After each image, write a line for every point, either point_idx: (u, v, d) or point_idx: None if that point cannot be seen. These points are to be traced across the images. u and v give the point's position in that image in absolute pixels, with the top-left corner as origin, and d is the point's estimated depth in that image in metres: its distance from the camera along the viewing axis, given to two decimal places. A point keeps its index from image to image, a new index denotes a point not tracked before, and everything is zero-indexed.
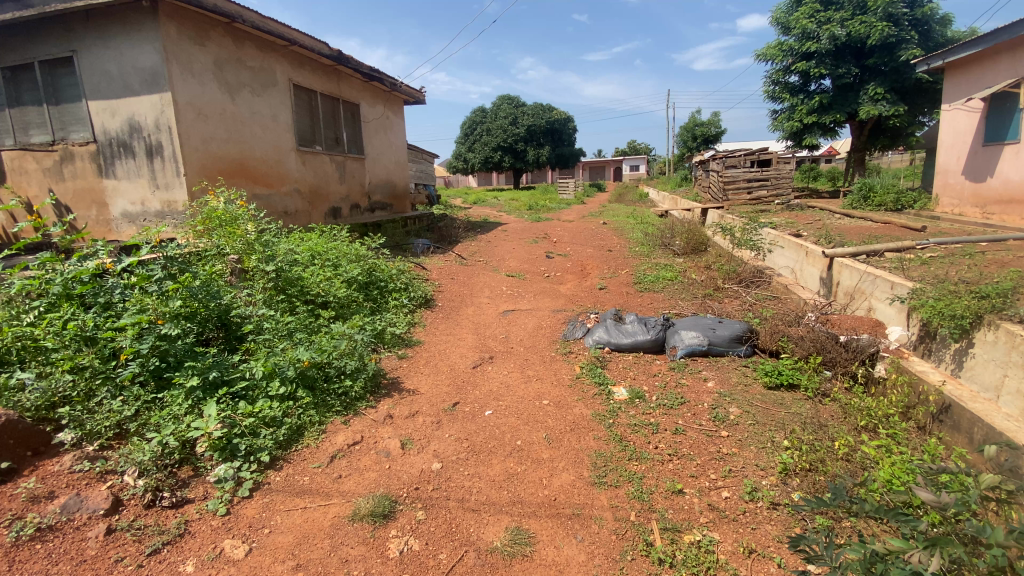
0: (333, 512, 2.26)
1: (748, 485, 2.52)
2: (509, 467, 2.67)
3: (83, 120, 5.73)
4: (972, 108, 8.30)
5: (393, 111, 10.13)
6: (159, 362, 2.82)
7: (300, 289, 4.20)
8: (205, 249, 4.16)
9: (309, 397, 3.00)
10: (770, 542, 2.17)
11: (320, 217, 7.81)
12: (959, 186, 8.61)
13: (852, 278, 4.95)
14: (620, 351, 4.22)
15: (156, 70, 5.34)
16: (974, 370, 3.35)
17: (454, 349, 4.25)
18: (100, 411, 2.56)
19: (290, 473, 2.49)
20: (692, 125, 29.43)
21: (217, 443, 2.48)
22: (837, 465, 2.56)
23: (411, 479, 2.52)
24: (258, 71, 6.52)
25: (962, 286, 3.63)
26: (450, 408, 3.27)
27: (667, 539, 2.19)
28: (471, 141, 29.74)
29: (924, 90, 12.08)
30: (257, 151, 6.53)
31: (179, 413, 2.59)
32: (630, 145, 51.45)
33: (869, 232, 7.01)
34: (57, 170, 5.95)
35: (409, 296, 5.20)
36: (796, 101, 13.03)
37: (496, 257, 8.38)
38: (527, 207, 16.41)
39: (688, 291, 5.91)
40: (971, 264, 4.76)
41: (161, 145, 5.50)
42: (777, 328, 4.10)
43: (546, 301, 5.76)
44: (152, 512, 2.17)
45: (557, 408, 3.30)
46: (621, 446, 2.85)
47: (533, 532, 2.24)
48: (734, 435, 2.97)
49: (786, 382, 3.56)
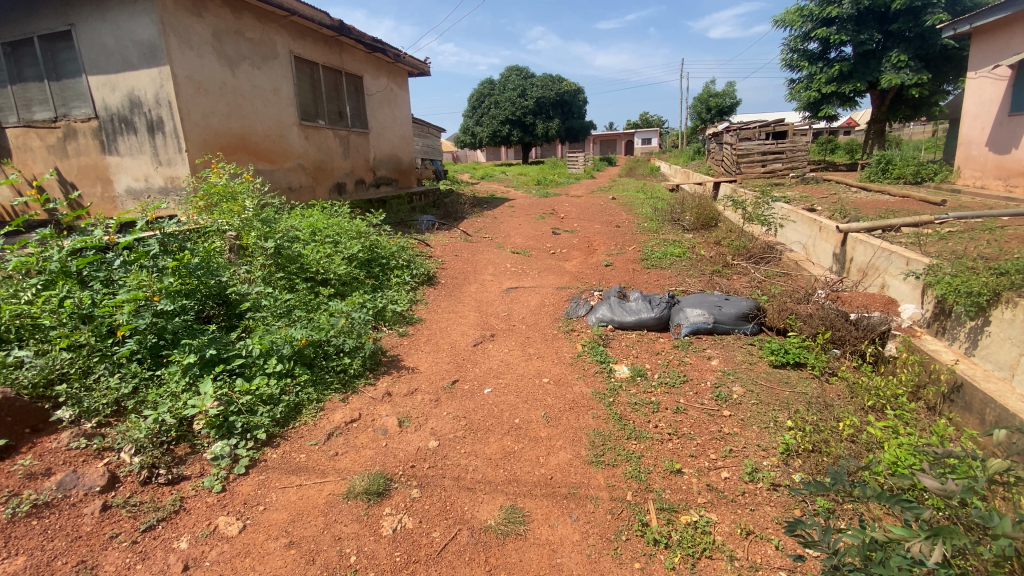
0: (328, 490, 2.25)
1: (748, 465, 2.48)
2: (506, 445, 2.65)
3: (83, 95, 5.67)
4: (999, 76, 7.93)
5: (397, 84, 9.93)
6: (156, 339, 2.81)
7: (300, 267, 4.15)
8: (205, 226, 4.11)
9: (307, 374, 2.99)
10: (769, 524, 2.14)
11: (324, 192, 7.75)
12: (982, 158, 8.25)
13: (867, 253, 4.81)
14: (624, 328, 4.16)
15: (154, 43, 5.23)
16: (990, 349, 3.25)
17: (455, 327, 4.21)
18: (98, 388, 2.57)
19: (287, 450, 2.49)
20: (707, 95, 28.64)
21: (213, 421, 2.48)
22: (840, 446, 2.50)
23: (407, 456, 2.51)
24: (257, 43, 6.36)
25: (981, 263, 3.51)
26: (449, 386, 3.25)
27: (664, 520, 2.17)
28: (479, 115, 29.21)
29: (949, 58, 11.57)
30: (259, 126, 6.43)
31: (175, 391, 2.59)
32: (643, 117, 50.32)
33: (886, 206, 6.79)
34: (61, 146, 5.93)
35: (411, 273, 5.17)
36: (815, 69, 12.57)
37: (501, 233, 8.30)
38: (536, 182, 16.19)
39: (696, 267, 5.80)
40: (991, 238, 4.62)
41: (162, 120, 5.42)
42: (786, 306, 3.99)
43: (551, 279, 5.68)
44: (148, 488, 2.19)
45: (557, 386, 3.26)
46: (620, 424, 2.82)
47: (528, 511, 2.22)
48: (737, 414, 2.92)
49: (791, 361, 3.49)
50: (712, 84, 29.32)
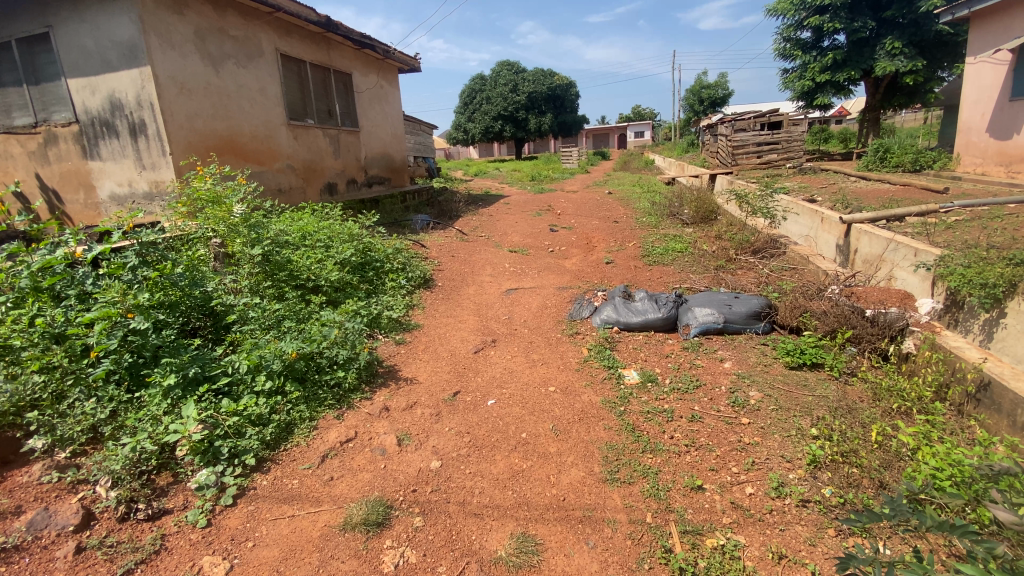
0: (323, 521, 2.08)
1: (774, 479, 2.32)
2: (513, 463, 2.48)
3: (62, 98, 5.45)
4: (999, 60, 7.77)
5: (387, 80, 9.69)
6: (135, 358, 2.62)
7: (290, 274, 3.95)
8: (188, 233, 3.89)
9: (298, 391, 2.80)
10: (802, 546, 1.99)
11: (315, 193, 7.53)
12: (982, 144, 8.13)
13: (873, 245, 4.67)
14: (630, 330, 4.00)
15: (133, 43, 4.99)
16: (1006, 342, 3.13)
17: (454, 333, 4.03)
18: (72, 415, 2.39)
19: (278, 476, 2.31)
20: (699, 87, 28.53)
21: (197, 446, 2.29)
22: (871, 456, 2.34)
23: (407, 480, 2.33)
24: (242, 41, 6.12)
25: (994, 253, 3.39)
26: (450, 398, 3.07)
27: (688, 544, 2.01)
28: (471, 111, 28.82)
29: (943, 44, 11.45)
30: (247, 127, 6.21)
31: (157, 414, 2.40)
32: (635, 111, 50.07)
33: (887, 196, 6.67)
34: (41, 153, 5.71)
35: (406, 277, 4.97)
36: (809, 58, 12.45)
37: (497, 231, 8.11)
38: (530, 178, 15.98)
39: (699, 263, 5.64)
40: (1000, 227, 4.49)
41: (144, 122, 5.20)
42: (797, 303, 3.84)
43: (551, 278, 5.51)
44: (126, 526, 2.01)
45: (564, 395, 3.09)
46: (633, 437, 2.65)
47: (541, 538, 2.05)
48: (756, 422, 2.76)
49: (808, 362, 3.33)
50: (704, 76, 29.20)
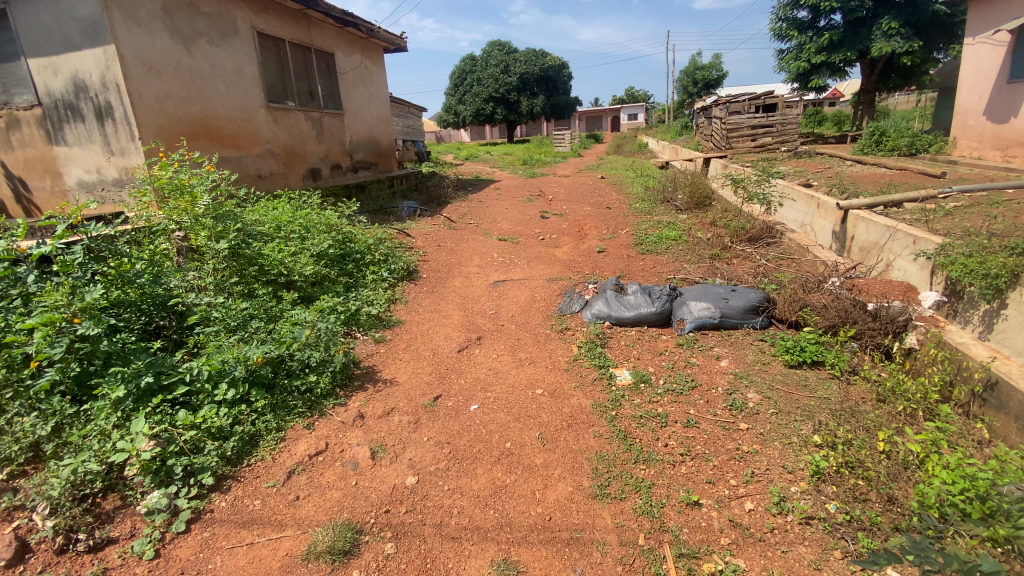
0: (285, 549, 1.90)
1: (776, 494, 2.16)
2: (496, 478, 2.30)
3: (23, 80, 5.11)
4: (999, 41, 7.56)
5: (372, 60, 9.29)
6: (83, 366, 2.39)
7: (260, 268, 3.71)
8: (151, 225, 3.62)
9: (265, 399, 2.59)
10: (805, 570, 1.84)
11: (298, 180, 7.24)
12: (978, 128, 7.95)
13: (870, 232, 4.51)
14: (622, 325, 3.82)
15: (95, 20, 4.64)
16: (1007, 334, 3.00)
17: (437, 330, 3.82)
18: (12, 431, 2.18)
19: (238, 497, 2.12)
20: (693, 68, 28.03)
21: (148, 465, 2.08)
22: (879, 467, 2.18)
23: (380, 498, 2.14)
24: (215, 18, 5.74)
25: (997, 241, 3.24)
26: (430, 403, 2.87)
27: (684, 570, 1.85)
28: (461, 93, 28.16)
29: (940, 24, 11.14)
30: (222, 110, 5.88)
31: (105, 429, 2.19)
32: (629, 92, 49.21)
33: (884, 180, 6.48)
34: (4, 138, 5.40)
35: (389, 268, 4.74)
36: (805, 38, 12.15)
37: (487, 218, 7.85)
38: (522, 162, 15.65)
39: (694, 252, 5.45)
40: (1000, 213, 4.34)
41: (110, 105, 4.88)
42: (796, 296, 3.66)
43: (540, 269, 5.29)
44: (65, 559, 1.83)
45: (552, 398, 2.91)
46: (625, 445, 2.48)
47: (524, 564, 1.89)
48: (755, 428, 2.60)
49: (808, 360, 3.17)
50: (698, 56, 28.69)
